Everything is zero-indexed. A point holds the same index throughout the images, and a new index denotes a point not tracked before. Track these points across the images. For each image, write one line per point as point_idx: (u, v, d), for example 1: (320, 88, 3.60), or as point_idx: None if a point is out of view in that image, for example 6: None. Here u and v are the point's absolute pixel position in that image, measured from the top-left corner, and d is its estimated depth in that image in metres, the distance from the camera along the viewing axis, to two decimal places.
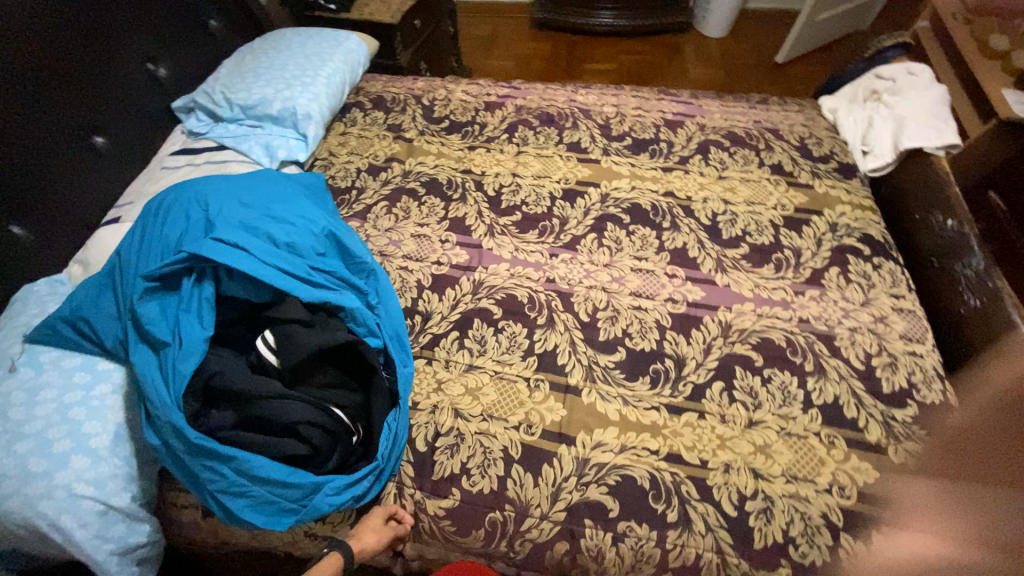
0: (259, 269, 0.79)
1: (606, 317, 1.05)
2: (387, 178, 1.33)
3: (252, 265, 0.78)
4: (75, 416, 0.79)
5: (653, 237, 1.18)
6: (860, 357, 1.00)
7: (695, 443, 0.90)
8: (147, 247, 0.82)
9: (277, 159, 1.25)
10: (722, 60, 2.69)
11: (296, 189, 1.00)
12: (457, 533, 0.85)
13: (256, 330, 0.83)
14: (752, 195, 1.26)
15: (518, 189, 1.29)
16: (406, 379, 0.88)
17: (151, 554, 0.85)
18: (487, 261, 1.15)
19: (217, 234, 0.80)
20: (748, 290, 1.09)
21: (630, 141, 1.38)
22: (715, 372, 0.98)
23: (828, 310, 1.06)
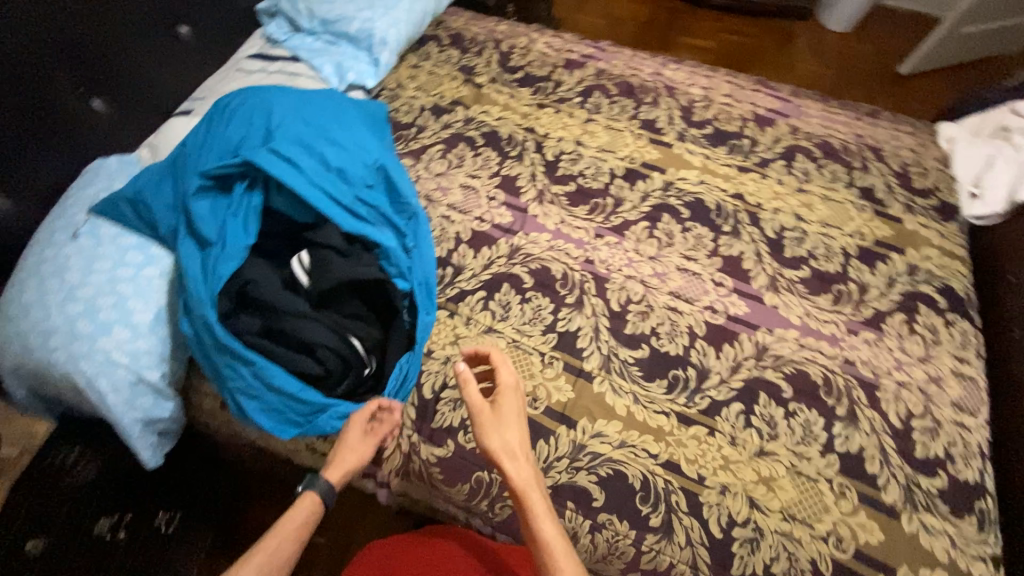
0: (308, 190, 0.80)
1: (638, 311, 1.01)
2: (449, 122, 1.30)
3: (302, 185, 0.79)
4: (123, 291, 0.85)
5: (708, 239, 1.10)
6: (900, 414, 0.93)
7: (697, 457, 0.87)
8: (208, 144, 0.83)
9: (346, 81, 1.23)
10: (836, 58, 2.41)
11: (357, 114, 0.98)
12: (444, 481, 0.87)
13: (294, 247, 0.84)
14: (831, 216, 1.15)
15: (578, 159, 1.23)
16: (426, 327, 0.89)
17: (171, 429, 0.92)
18: (529, 227, 1.12)
19: (273, 146, 0.81)
20: (797, 316, 1.01)
21: (710, 130, 1.27)
22: (738, 393, 0.93)
23: (879, 357, 0.98)
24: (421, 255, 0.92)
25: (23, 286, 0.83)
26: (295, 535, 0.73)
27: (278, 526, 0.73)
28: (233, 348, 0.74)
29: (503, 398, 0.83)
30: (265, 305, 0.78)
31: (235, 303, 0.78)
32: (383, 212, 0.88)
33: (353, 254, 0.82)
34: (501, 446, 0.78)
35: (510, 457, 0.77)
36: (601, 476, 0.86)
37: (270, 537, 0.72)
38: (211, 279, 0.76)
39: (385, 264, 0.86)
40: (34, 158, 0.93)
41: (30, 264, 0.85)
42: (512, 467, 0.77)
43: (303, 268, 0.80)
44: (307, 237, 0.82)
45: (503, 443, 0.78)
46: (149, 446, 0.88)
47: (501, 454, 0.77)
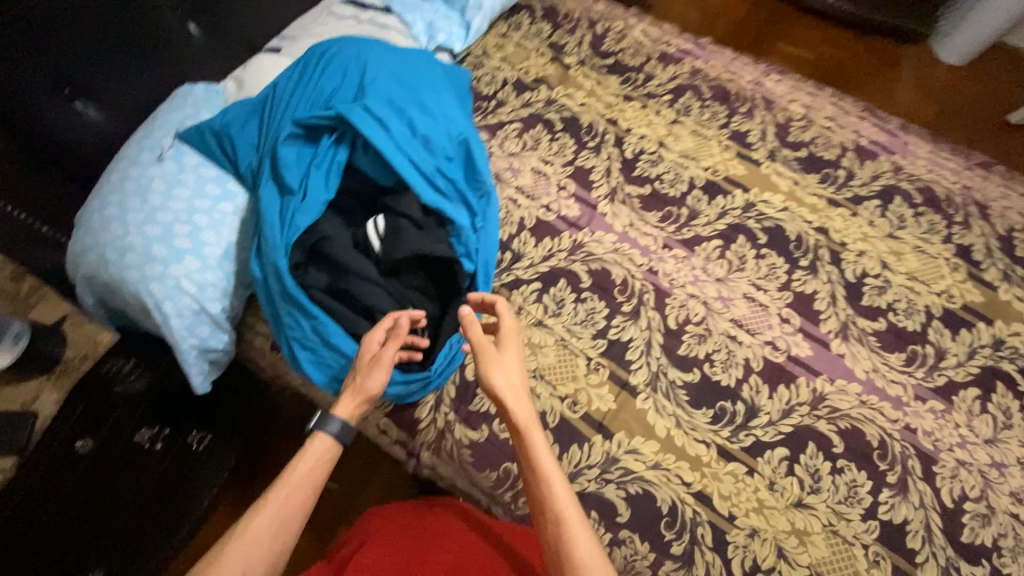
0: (393, 154, 0.78)
1: (695, 333, 0.97)
2: (529, 100, 1.25)
3: (388, 148, 0.78)
4: (198, 222, 0.86)
5: (783, 271, 1.04)
6: (954, 494, 0.88)
7: (731, 495, 0.85)
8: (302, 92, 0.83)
9: (434, 43, 1.20)
10: (942, 94, 2.19)
11: (447, 81, 0.95)
12: (473, 465, 0.87)
13: (368, 208, 0.84)
14: (920, 269, 1.06)
15: (658, 161, 1.17)
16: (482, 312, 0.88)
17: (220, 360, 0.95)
18: (596, 225, 1.08)
19: (366, 105, 0.80)
20: (862, 370, 0.96)
21: (805, 154, 1.18)
22: (785, 438, 0.89)
23: (943, 430, 0.92)
24: (488, 236, 0.89)
25: (105, 200, 0.85)
26: (307, 489, 0.68)
27: (296, 466, 0.69)
28: (298, 299, 0.75)
29: (506, 336, 0.76)
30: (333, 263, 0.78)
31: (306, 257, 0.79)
32: (460, 188, 0.87)
33: (429, 227, 0.81)
34: (504, 384, 0.72)
35: (512, 395, 0.71)
36: (629, 493, 0.84)
37: (283, 488, 0.67)
38: (287, 229, 0.77)
39: (454, 240, 0.85)
40: (128, 75, 0.95)
41: (115, 180, 0.87)
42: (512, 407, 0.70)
43: (377, 232, 0.80)
44: (386, 202, 0.81)
45: (506, 381, 0.72)
46: (200, 373, 0.91)
47: (503, 391, 0.71)
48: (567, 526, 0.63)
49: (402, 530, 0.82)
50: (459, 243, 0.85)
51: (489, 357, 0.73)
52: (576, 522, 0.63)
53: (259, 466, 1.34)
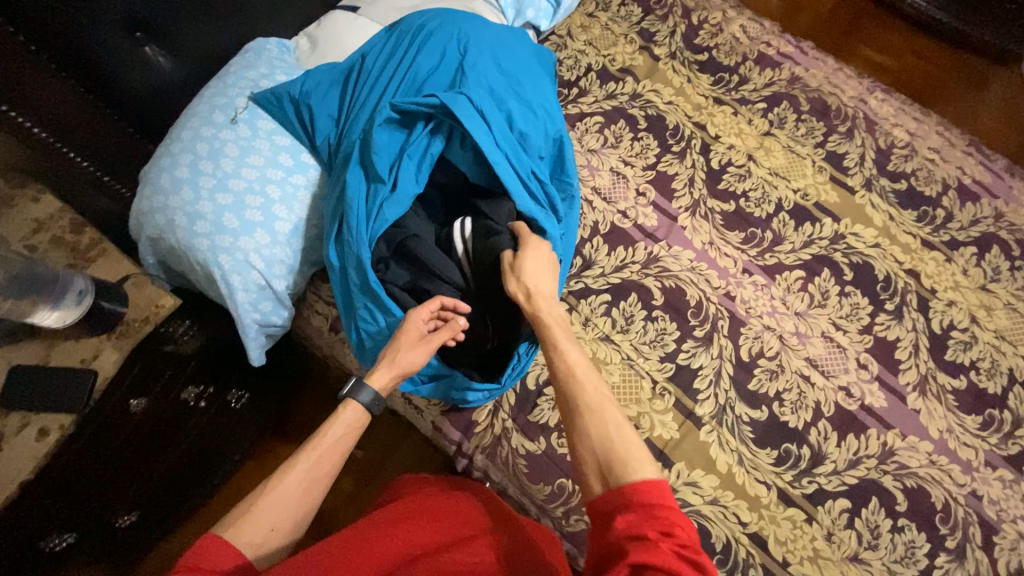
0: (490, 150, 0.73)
1: (767, 368, 0.93)
2: (614, 91, 1.16)
3: (487, 144, 0.72)
4: (271, 194, 0.82)
5: (865, 312, 0.99)
6: (1012, 567, 0.85)
7: (787, 540, 0.83)
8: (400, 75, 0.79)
9: (522, 19, 1.09)
10: None
11: (544, 72, 0.88)
12: (527, 476, 0.86)
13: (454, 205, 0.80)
14: (1010, 328, 1.00)
15: (745, 176, 1.09)
16: None
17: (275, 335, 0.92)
18: (674, 239, 1.02)
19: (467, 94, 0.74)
20: (936, 428, 0.92)
21: (903, 187, 1.10)
22: (848, 489, 0.87)
23: (1011, 501, 0.89)
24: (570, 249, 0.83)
25: (176, 159, 0.80)
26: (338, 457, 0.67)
27: (327, 431, 0.68)
28: (376, 293, 0.72)
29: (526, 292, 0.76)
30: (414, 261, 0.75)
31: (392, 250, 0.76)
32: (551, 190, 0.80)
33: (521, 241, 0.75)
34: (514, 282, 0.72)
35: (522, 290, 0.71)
36: None
37: (315, 450, 0.66)
38: (374, 220, 0.73)
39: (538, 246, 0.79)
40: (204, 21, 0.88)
41: (185, 137, 0.81)
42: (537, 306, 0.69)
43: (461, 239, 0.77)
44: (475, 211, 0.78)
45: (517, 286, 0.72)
46: (258, 349, 0.87)
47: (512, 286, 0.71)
48: (575, 382, 0.62)
49: (445, 499, 0.76)
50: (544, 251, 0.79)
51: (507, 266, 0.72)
52: (593, 395, 0.60)
53: (288, 428, 1.30)
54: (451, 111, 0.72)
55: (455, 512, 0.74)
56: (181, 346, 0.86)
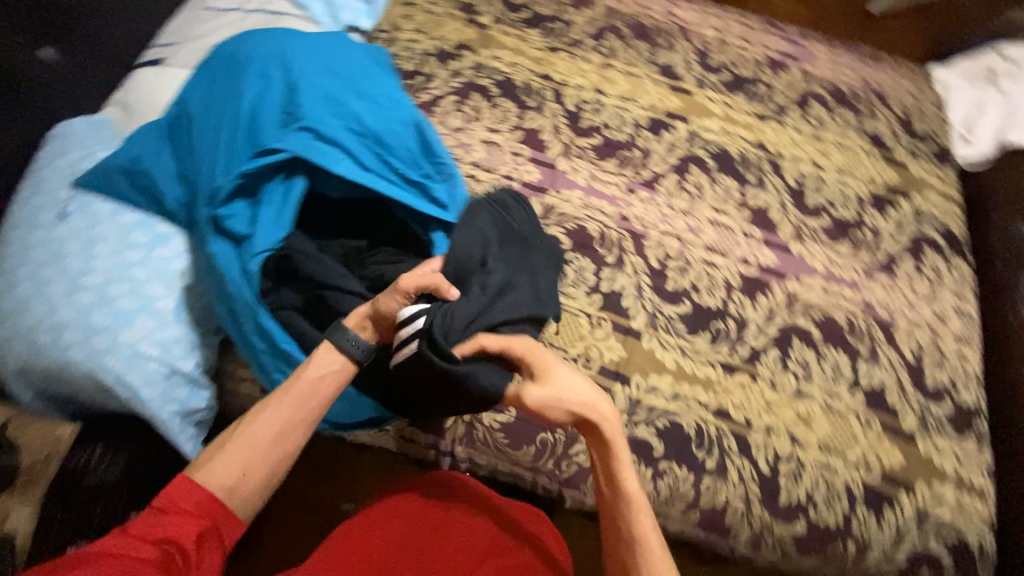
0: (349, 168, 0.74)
1: (676, 267, 1.03)
2: (457, 69, 1.17)
3: (343, 165, 0.73)
4: (138, 276, 0.75)
5: (736, 190, 1.12)
6: (913, 350, 1.00)
7: (743, 403, 0.92)
8: (229, 116, 0.75)
9: (341, 22, 1.09)
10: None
11: (376, 62, 0.88)
12: (509, 445, 0.88)
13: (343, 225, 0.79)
14: (845, 163, 1.18)
15: (600, 109, 1.17)
16: None
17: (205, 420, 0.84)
18: (560, 184, 1.07)
19: (304, 123, 0.74)
20: (821, 263, 1.06)
21: (729, 76, 1.25)
22: (774, 340, 0.98)
23: (894, 299, 1.05)
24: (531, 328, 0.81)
25: (14, 280, 0.72)
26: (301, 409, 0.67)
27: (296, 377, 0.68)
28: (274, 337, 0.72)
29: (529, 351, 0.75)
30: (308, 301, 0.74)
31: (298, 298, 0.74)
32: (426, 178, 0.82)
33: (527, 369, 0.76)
34: (577, 402, 0.69)
35: (595, 406, 0.70)
36: (658, 428, 0.90)
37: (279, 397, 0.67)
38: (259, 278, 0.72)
39: (435, 234, 0.82)
40: None
41: (17, 254, 0.74)
42: (596, 418, 0.69)
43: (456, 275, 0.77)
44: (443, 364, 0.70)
45: (585, 395, 0.69)
46: (191, 441, 0.80)
47: (581, 411, 0.69)
48: (642, 553, 0.67)
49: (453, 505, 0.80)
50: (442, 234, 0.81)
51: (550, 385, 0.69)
52: (650, 548, 0.67)
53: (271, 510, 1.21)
54: (296, 143, 0.72)
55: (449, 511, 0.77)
56: (104, 476, 0.79)
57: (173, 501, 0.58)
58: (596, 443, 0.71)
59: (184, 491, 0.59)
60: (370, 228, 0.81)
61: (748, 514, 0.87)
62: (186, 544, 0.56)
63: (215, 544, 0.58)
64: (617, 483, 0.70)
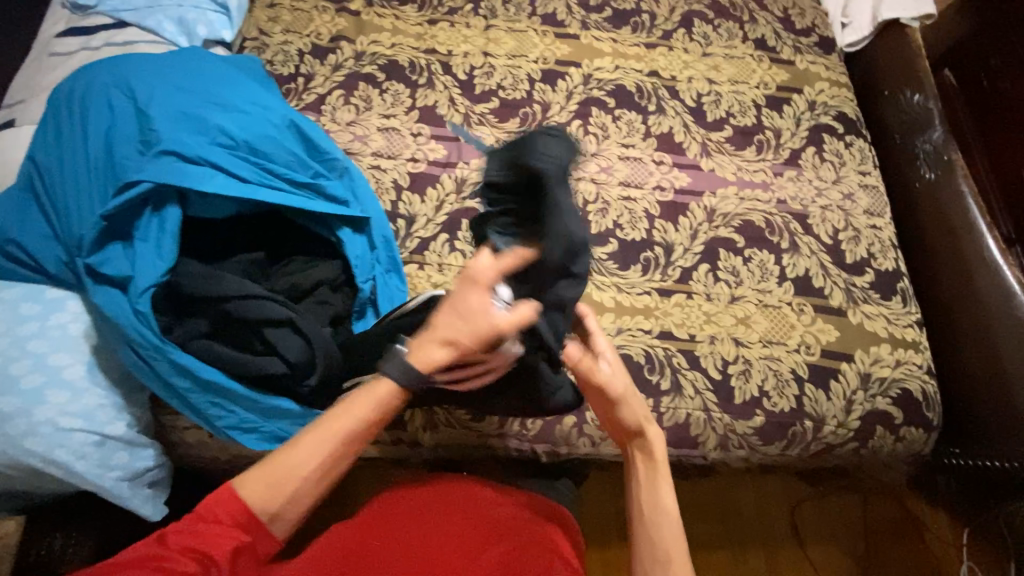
0: (223, 183, 0.71)
1: (597, 209, 1.05)
2: (338, 62, 1.13)
3: (214, 181, 0.70)
4: (38, 350, 0.74)
5: (639, 122, 1.14)
6: (829, 233, 1.06)
7: (684, 320, 0.96)
8: (83, 157, 0.71)
9: (198, 38, 1.03)
10: None
11: (231, 67, 0.83)
12: (472, 419, 0.88)
13: (243, 244, 0.79)
14: (736, 73, 1.21)
15: (491, 72, 1.16)
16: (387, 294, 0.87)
17: (161, 477, 0.86)
18: (467, 155, 1.07)
19: (164, 146, 0.70)
20: (731, 173, 1.10)
21: (610, 12, 1.25)
22: (701, 256, 1.02)
23: (804, 190, 1.09)
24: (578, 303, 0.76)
25: None
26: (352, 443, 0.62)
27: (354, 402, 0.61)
28: (191, 368, 0.71)
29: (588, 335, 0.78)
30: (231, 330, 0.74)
31: (209, 325, 0.74)
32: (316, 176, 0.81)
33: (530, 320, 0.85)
34: (637, 424, 0.74)
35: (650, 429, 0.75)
36: None
37: (330, 426, 0.60)
38: (152, 317, 0.69)
39: (341, 231, 0.83)
40: None
41: None
42: (650, 440, 0.74)
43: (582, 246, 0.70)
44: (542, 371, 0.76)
45: (648, 415, 0.74)
46: (145, 500, 0.82)
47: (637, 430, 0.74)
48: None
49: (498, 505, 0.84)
50: (347, 229, 0.83)
51: (626, 401, 0.74)
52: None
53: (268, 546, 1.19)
54: (157, 170, 0.68)
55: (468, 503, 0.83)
56: (75, 557, 0.81)
57: (211, 511, 0.60)
58: (644, 461, 0.74)
59: (225, 503, 0.60)
60: (273, 242, 0.82)
61: (710, 420, 0.92)
62: (221, 560, 0.59)
63: (247, 556, 0.61)
64: (657, 506, 0.70)
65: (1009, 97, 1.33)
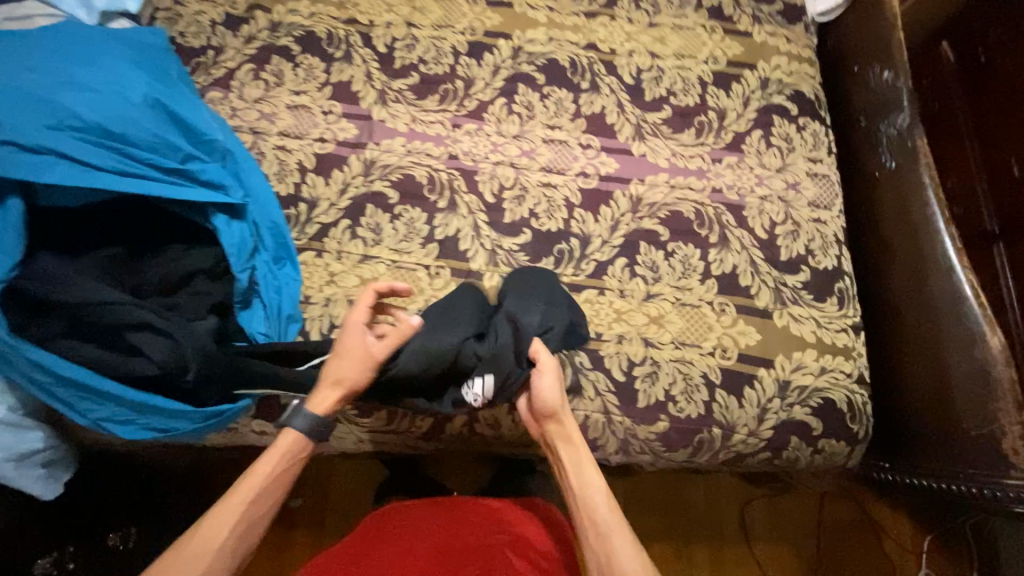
0: (66, 173, 0.72)
1: (512, 196, 0.98)
2: (251, 34, 1.07)
3: (54, 171, 0.71)
4: None
5: (569, 102, 1.05)
6: (765, 227, 0.98)
7: (592, 318, 0.91)
8: None
9: (96, 9, 0.98)
10: None
11: (105, 43, 0.83)
12: (360, 414, 0.87)
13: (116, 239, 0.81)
14: (684, 46, 1.10)
15: (413, 44, 1.08)
16: (268, 279, 0.88)
17: (60, 456, 0.87)
18: (379, 135, 1.01)
19: (9, 136, 0.71)
20: (664, 159, 1.02)
21: None
22: (620, 249, 0.95)
23: (742, 178, 1.01)
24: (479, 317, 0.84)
25: None
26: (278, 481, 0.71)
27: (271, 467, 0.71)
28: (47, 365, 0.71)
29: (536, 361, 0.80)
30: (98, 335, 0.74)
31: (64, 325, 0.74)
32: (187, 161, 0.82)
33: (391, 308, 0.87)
34: (584, 465, 0.75)
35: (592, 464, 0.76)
36: None
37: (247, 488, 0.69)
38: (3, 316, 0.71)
39: (215, 217, 0.84)
40: None
41: None
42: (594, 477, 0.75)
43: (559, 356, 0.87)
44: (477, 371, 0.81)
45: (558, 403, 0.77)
46: (37, 479, 0.83)
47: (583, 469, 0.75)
48: None
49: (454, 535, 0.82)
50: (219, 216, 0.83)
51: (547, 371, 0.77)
52: None
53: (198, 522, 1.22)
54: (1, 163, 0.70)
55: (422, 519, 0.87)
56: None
57: None
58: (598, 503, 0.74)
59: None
60: (151, 231, 0.83)
61: (610, 423, 0.87)
62: None
63: None
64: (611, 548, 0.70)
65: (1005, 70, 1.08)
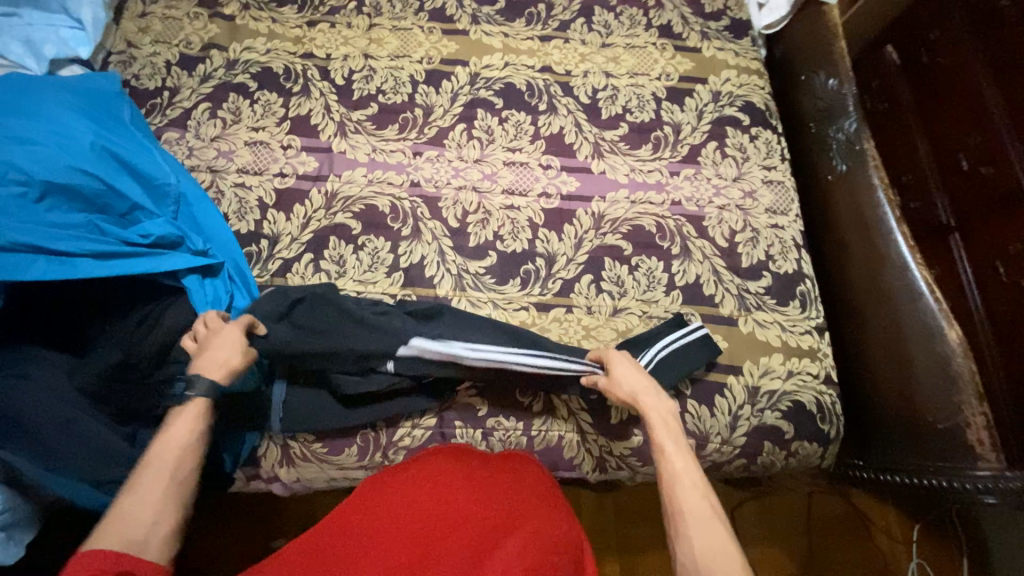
0: (46, 267, 0.69)
1: (476, 220, 0.99)
2: (207, 73, 1.06)
3: (37, 267, 0.68)
4: None
5: (528, 124, 1.07)
6: (725, 235, 0.99)
7: (561, 336, 0.91)
8: None
9: (45, 58, 0.96)
10: None
11: (36, 100, 0.80)
12: (330, 452, 0.85)
13: (73, 316, 0.77)
14: (636, 64, 1.13)
15: (371, 75, 1.08)
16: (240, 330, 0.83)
17: (21, 517, 0.78)
18: (339, 167, 1.01)
19: None
20: (623, 175, 1.03)
21: (503, 4, 1.17)
22: (585, 266, 0.96)
23: (700, 189, 1.03)
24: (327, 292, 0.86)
25: None
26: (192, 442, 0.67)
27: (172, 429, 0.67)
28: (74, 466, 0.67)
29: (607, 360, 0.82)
30: (35, 427, 0.67)
31: None
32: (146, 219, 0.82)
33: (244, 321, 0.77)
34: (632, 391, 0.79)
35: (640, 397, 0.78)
36: (480, 386, 0.88)
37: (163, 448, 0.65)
38: None
39: (187, 277, 0.81)
40: None
41: None
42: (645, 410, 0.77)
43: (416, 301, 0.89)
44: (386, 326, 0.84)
45: (646, 383, 0.79)
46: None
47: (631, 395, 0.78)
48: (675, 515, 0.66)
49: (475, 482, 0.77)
50: (194, 277, 0.81)
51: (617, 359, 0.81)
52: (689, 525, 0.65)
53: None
54: None
55: (430, 489, 0.75)
56: None
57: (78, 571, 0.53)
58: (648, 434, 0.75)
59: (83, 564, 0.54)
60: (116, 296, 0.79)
61: (584, 442, 0.87)
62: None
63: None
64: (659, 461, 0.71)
65: (948, 70, 1.08)
